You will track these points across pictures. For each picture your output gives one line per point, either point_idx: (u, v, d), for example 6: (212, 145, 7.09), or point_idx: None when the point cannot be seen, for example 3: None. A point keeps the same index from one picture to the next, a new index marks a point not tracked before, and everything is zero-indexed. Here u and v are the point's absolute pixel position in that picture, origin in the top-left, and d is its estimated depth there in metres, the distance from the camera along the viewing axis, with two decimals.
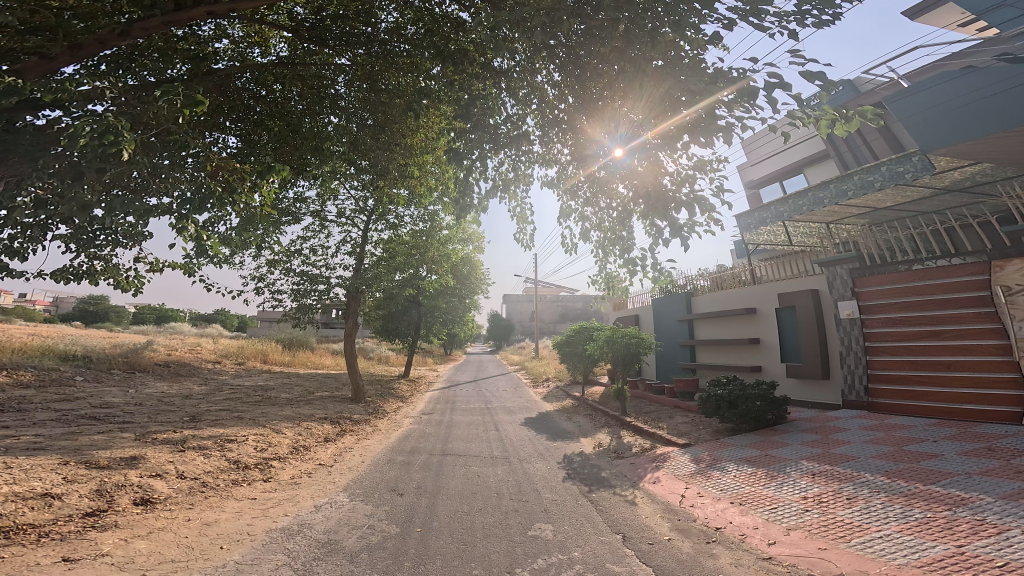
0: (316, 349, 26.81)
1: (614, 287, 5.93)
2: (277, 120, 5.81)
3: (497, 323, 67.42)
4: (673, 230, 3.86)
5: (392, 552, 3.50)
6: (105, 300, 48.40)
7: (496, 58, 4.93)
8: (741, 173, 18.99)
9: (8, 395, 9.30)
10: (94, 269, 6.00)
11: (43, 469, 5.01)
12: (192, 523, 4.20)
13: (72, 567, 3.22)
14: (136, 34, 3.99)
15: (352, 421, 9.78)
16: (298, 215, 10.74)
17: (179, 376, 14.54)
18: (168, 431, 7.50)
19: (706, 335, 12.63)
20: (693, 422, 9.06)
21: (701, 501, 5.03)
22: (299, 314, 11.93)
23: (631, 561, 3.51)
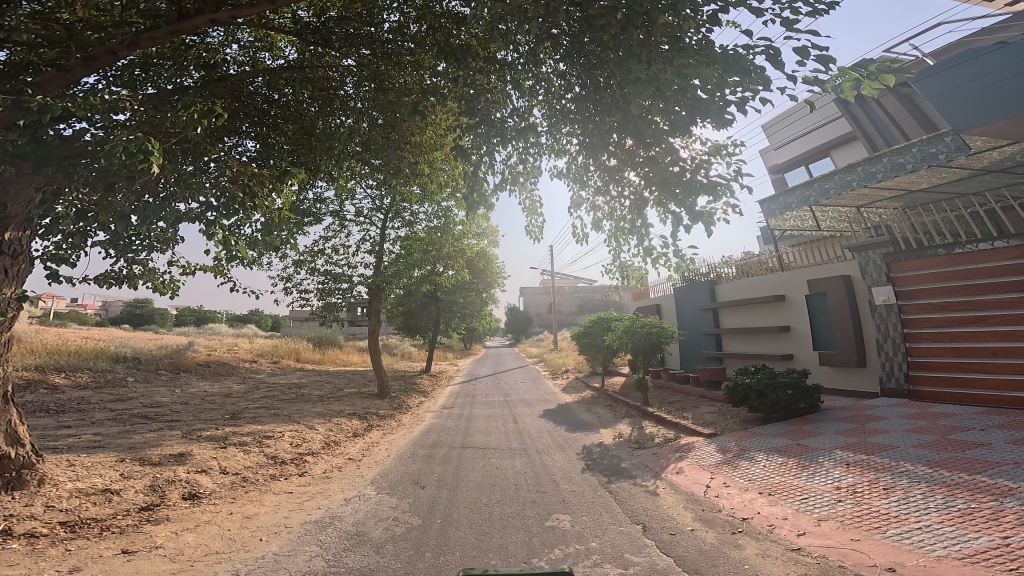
0: (345, 346, 27.40)
1: (630, 275, 5.83)
2: (292, 124, 5.91)
3: (518, 316, 67.45)
4: (693, 218, 3.75)
5: (415, 543, 3.58)
6: (151, 304, 50.55)
7: (501, 51, 4.83)
8: (765, 157, 18.48)
9: (69, 396, 9.84)
10: (134, 274, 6.22)
11: (103, 465, 5.30)
12: (233, 516, 4.36)
13: (130, 559, 3.40)
14: (145, 44, 4.13)
15: (379, 416, 9.98)
16: (319, 215, 10.95)
17: (220, 376, 15.09)
18: (211, 428, 7.80)
19: (731, 323, 12.40)
20: (720, 412, 8.91)
21: (728, 492, 4.96)
22: (325, 313, 12.19)
23: (651, 551, 3.50)
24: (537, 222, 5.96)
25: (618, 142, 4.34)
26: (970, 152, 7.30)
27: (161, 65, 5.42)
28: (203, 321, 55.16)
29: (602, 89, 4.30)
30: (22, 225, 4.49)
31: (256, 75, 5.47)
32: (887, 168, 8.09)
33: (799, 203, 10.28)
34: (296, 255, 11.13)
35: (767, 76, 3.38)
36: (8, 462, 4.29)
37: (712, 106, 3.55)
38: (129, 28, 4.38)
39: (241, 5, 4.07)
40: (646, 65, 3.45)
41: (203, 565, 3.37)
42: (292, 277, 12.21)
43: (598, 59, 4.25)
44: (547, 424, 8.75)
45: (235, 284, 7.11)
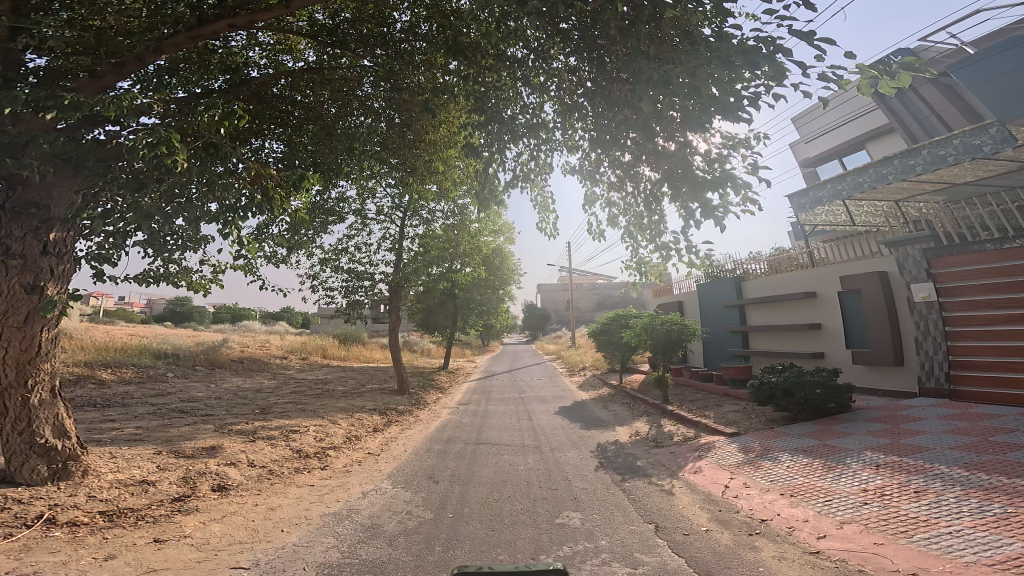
0: (368, 343, 27.91)
1: (647, 272, 5.77)
2: (313, 125, 6.00)
3: (536, 313, 67.38)
4: (708, 213, 3.70)
5: (426, 537, 3.64)
6: (189, 302, 52.40)
7: (511, 48, 4.84)
8: (795, 151, 17.98)
9: (113, 391, 10.32)
10: (170, 273, 6.45)
11: (142, 458, 5.54)
12: (258, 508, 4.50)
13: (161, 547, 3.55)
14: (169, 49, 4.26)
15: (398, 412, 10.14)
16: (341, 214, 11.15)
17: (252, 371, 15.57)
18: (242, 422, 8.07)
19: (758, 321, 12.12)
20: (745, 411, 8.74)
21: (748, 492, 4.87)
22: (349, 310, 12.42)
23: (662, 551, 3.48)
24: (549, 219, 5.96)
25: (632, 136, 4.30)
26: (1018, 143, 7.08)
27: (187, 70, 5.59)
28: (237, 319, 56.91)
29: (613, 84, 4.25)
30: (65, 227, 4.54)
31: (278, 77, 5.59)
32: (926, 160, 7.89)
33: (831, 198, 9.96)
34: (321, 253, 11.40)
35: (786, 67, 3.30)
36: (55, 454, 4.45)
37: (729, 99, 3.50)
38: (157, 33, 4.51)
39: (258, 10, 4.16)
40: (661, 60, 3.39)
41: (226, 554, 3.48)
42: (318, 275, 12.49)
43: (609, 53, 4.20)
44: (562, 421, 8.77)
45: (263, 282, 7.29)
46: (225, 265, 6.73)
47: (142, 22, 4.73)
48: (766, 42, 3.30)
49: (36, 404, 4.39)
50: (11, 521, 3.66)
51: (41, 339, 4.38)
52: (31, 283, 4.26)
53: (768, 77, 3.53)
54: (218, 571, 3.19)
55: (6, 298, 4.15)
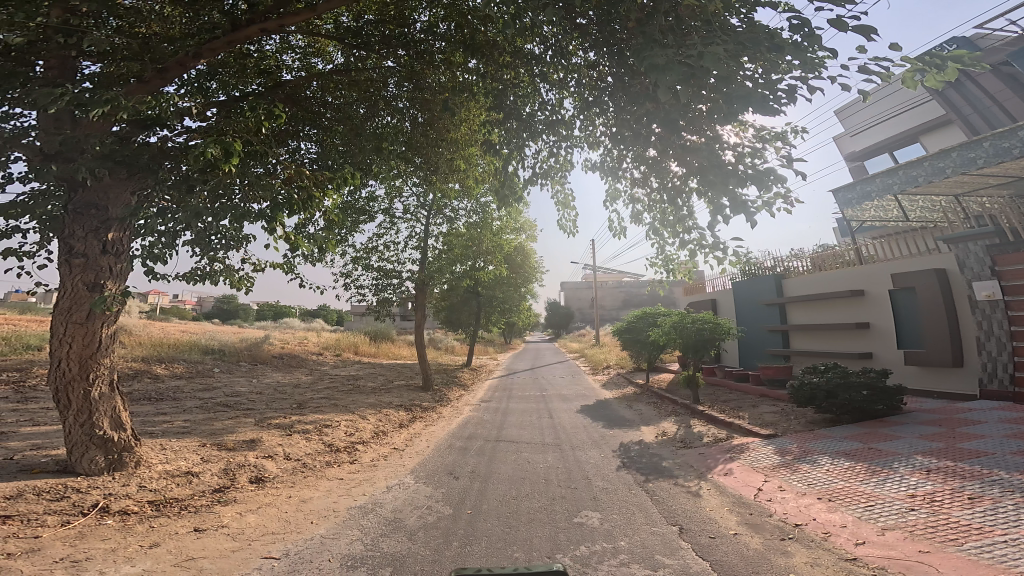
0: (398, 341, 28.39)
1: (675, 269, 5.65)
2: (343, 126, 6.09)
3: (564, 310, 67.08)
4: (735, 207, 3.57)
5: (444, 532, 3.66)
6: (236, 300, 54.82)
7: (527, 44, 4.80)
8: (838, 143, 17.22)
9: (167, 385, 10.89)
10: (214, 271, 6.73)
11: (188, 449, 5.80)
12: (291, 499, 4.65)
13: (200, 536, 3.70)
14: (206, 55, 4.43)
15: (423, 408, 10.29)
16: (371, 213, 11.35)
17: (292, 367, 16.12)
18: (280, 416, 8.37)
19: (801, 320, 11.63)
20: (783, 412, 8.42)
21: (783, 496, 4.69)
22: (379, 307, 12.66)
23: (685, 554, 3.39)
24: (570, 216, 5.93)
25: (653, 130, 4.20)
26: None
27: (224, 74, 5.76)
28: (278, 318, 59.08)
29: (631, 75, 4.16)
30: (124, 228, 4.80)
31: (310, 80, 5.71)
32: None
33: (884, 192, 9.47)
34: (353, 252, 11.66)
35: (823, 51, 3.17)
36: (111, 445, 4.68)
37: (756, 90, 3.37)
38: (196, 42, 4.67)
39: (286, 14, 4.28)
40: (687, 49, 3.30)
41: (259, 543, 3.61)
42: (350, 274, 12.78)
43: (629, 46, 4.09)
44: (585, 419, 8.73)
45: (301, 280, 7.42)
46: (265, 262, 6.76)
47: (183, 31, 4.93)
48: (804, 27, 3.19)
49: (95, 397, 4.57)
50: (69, 509, 3.88)
51: (101, 335, 4.55)
52: (92, 282, 4.47)
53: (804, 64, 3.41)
54: (250, 560, 3.30)
55: (72, 296, 4.41)
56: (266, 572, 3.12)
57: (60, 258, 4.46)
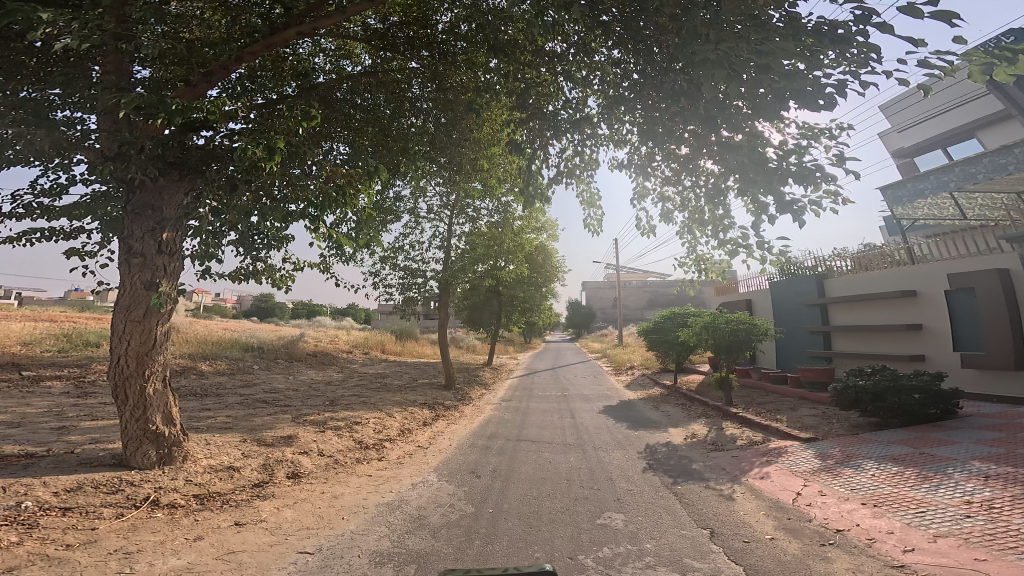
0: (421, 339, 28.70)
1: (710, 269, 5.59)
2: (372, 128, 6.17)
3: (585, 310, 66.72)
4: (780, 206, 3.48)
5: (466, 530, 3.70)
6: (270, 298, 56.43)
7: (549, 43, 4.87)
8: (887, 141, 16.65)
9: (209, 381, 11.29)
10: (258, 271, 6.94)
11: (230, 444, 5.97)
12: (324, 495, 4.74)
13: (241, 530, 3.80)
14: (246, 58, 4.57)
15: (446, 406, 10.38)
16: (398, 213, 11.47)
17: (324, 365, 16.47)
18: (315, 413, 8.56)
19: (845, 321, 11.23)
20: (824, 415, 8.18)
21: (823, 500, 4.48)
22: (405, 306, 12.82)
23: (716, 558, 3.34)
24: (596, 215, 5.99)
25: (684, 127, 4.16)
26: None
27: (263, 77, 5.87)
28: (309, 316, 60.51)
29: (663, 72, 4.10)
30: (177, 227, 4.93)
31: (340, 81, 5.81)
32: None
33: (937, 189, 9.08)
34: (381, 252, 11.83)
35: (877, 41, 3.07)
36: (163, 439, 4.84)
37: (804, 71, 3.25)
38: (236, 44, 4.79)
39: (320, 17, 4.43)
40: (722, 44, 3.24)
41: (295, 538, 3.69)
42: (379, 273, 12.95)
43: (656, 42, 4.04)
44: (609, 420, 8.69)
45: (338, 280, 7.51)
46: (304, 262, 6.84)
47: (222, 34, 5.10)
48: (869, 17, 3.12)
49: (150, 393, 4.73)
50: (122, 502, 4.04)
51: (157, 333, 4.69)
52: (149, 281, 4.62)
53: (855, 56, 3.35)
54: (286, 555, 3.38)
55: (131, 295, 4.57)
56: (300, 567, 3.19)
57: (120, 258, 4.65)
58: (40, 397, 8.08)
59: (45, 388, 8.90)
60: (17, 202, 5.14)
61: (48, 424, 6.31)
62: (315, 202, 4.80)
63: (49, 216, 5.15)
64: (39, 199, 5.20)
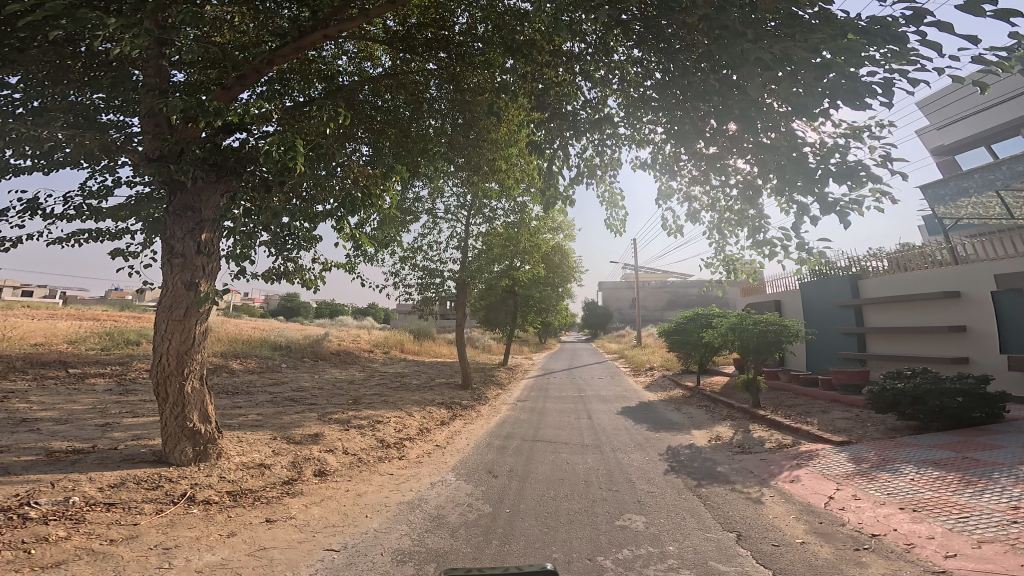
0: (438, 339, 28.88)
1: (739, 271, 5.54)
2: (392, 129, 6.25)
3: (601, 311, 66.38)
4: (822, 206, 3.40)
5: (484, 530, 3.72)
6: (297, 297, 57.50)
7: (567, 43, 4.90)
8: (926, 139, 16.23)
9: (239, 379, 11.53)
10: (289, 271, 7.08)
11: (261, 442, 6.10)
12: (349, 493, 4.80)
13: (271, 527, 3.86)
14: (278, 61, 4.65)
15: (463, 406, 10.42)
16: (417, 213, 11.55)
17: (347, 364, 16.70)
18: (339, 411, 8.68)
19: (882, 322, 10.89)
20: (857, 418, 7.99)
21: (858, 505, 4.38)
22: (423, 306, 12.92)
23: (742, 561, 3.30)
24: (617, 215, 6.02)
25: (716, 127, 4.07)
26: None
27: (292, 81, 5.96)
28: (332, 316, 61.44)
29: (690, 73, 4.05)
30: (215, 229, 5.07)
31: (362, 83, 5.87)
32: None
33: None
34: (401, 252, 11.93)
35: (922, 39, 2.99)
36: (199, 436, 4.94)
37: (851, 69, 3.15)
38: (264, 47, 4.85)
39: (346, 20, 4.51)
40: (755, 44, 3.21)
41: (321, 536, 3.75)
42: (399, 273, 13.08)
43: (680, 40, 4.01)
44: (629, 421, 8.62)
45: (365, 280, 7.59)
46: (334, 262, 6.91)
47: (252, 39, 5.22)
48: (923, 17, 3.02)
49: (189, 391, 4.84)
50: (162, 497, 4.15)
51: (196, 331, 4.80)
52: (189, 280, 4.75)
53: (900, 55, 3.26)
54: (313, 552, 3.44)
55: (172, 295, 4.69)
56: (326, 564, 3.24)
57: (164, 258, 4.79)
58: (85, 394, 8.37)
59: (89, 385, 9.22)
60: (69, 204, 5.34)
61: (93, 421, 6.53)
62: (345, 203, 4.86)
63: (98, 218, 5.32)
64: (88, 200, 5.38)
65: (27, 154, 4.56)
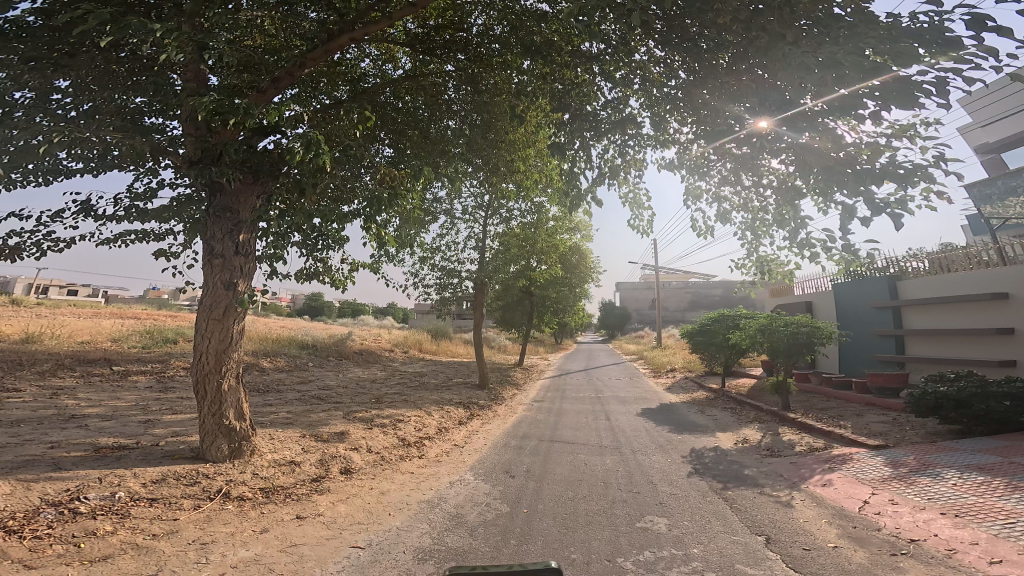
0: (455, 339, 29.00)
1: (773, 272, 5.45)
2: (413, 131, 6.31)
3: (617, 312, 65.90)
4: (871, 209, 3.19)
5: (502, 529, 3.72)
6: (322, 296, 58.49)
7: (585, 43, 4.86)
8: (969, 137, 15.76)
9: (270, 377, 11.73)
10: (319, 272, 7.20)
11: (291, 439, 6.20)
12: (373, 491, 4.85)
13: (302, 523, 3.92)
14: (307, 65, 4.74)
15: (480, 406, 10.43)
16: (435, 214, 11.60)
17: (369, 363, 16.88)
18: (362, 410, 8.77)
19: (922, 324, 10.57)
20: (895, 421, 7.78)
21: (895, 509, 4.28)
22: (440, 306, 13.01)
23: (771, 564, 3.25)
24: (642, 216, 5.99)
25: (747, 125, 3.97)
26: None
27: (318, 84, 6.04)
28: (355, 316, 62.35)
29: (721, 73, 3.92)
30: (253, 229, 5.14)
31: (386, 85, 5.91)
32: None
33: None
34: (421, 253, 12.02)
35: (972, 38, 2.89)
36: (235, 434, 5.04)
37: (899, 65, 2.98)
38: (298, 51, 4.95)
39: (370, 24, 4.56)
40: (792, 44, 3.16)
41: (348, 533, 3.80)
42: (418, 273, 13.18)
43: (704, 39, 3.96)
44: (650, 423, 8.55)
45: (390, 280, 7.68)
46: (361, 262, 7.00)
47: (281, 43, 5.33)
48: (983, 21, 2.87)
49: (228, 388, 4.95)
50: (199, 493, 4.24)
51: (234, 331, 4.91)
52: (228, 281, 4.85)
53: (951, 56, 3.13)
54: (340, 549, 3.48)
55: (213, 294, 4.80)
56: (352, 561, 3.27)
57: (204, 259, 4.91)
58: (127, 391, 8.64)
59: (132, 382, 9.50)
60: (119, 205, 5.51)
61: (136, 417, 6.72)
62: (374, 203, 4.90)
63: (145, 219, 5.48)
64: (135, 202, 5.54)
65: (81, 157, 4.73)
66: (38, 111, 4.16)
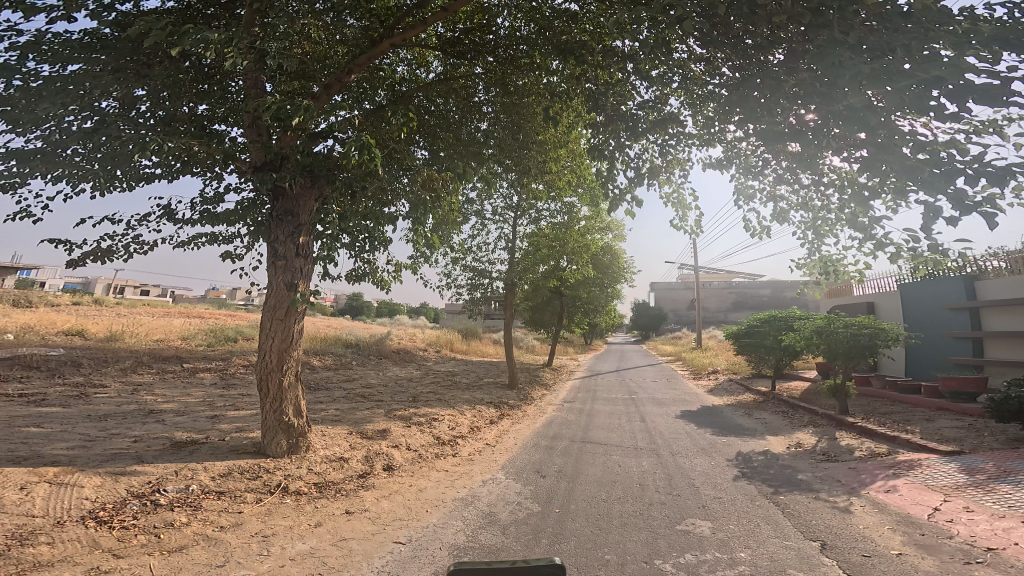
0: (484, 339, 29.10)
1: (835, 271, 5.26)
2: (446, 134, 6.29)
3: (648, 313, 64.89)
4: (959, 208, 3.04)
5: (534, 528, 3.73)
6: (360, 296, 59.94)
7: (618, 42, 4.76)
8: None
9: (321, 375, 12.03)
10: (368, 273, 7.36)
11: (340, 436, 6.35)
12: (412, 488, 4.94)
13: (351, 518, 4.02)
14: (353, 73, 4.87)
15: (511, 406, 10.44)
16: (468, 215, 11.68)
17: (405, 362, 17.14)
18: (401, 408, 8.91)
19: (1003, 326, 10.01)
20: (971, 427, 7.35)
21: (970, 517, 4.07)
22: (472, 306, 13.11)
23: (826, 570, 3.15)
24: (686, 216, 5.88)
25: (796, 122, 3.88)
26: None
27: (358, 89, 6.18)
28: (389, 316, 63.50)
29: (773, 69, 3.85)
30: (311, 232, 5.31)
31: (418, 90, 5.98)
32: None
33: None
34: (454, 254, 12.13)
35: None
36: (293, 430, 5.20)
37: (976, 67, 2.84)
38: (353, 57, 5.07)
39: (408, 30, 4.62)
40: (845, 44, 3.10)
41: (391, 529, 3.87)
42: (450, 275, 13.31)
43: (749, 34, 3.88)
44: (692, 425, 8.40)
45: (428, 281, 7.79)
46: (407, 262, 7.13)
47: (323, 50, 5.48)
48: None
49: (287, 386, 5.11)
50: (261, 487, 4.40)
51: (295, 330, 5.06)
52: (290, 282, 5.01)
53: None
54: (384, 544, 3.55)
55: (276, 295, 4.97)
56: (395, 557, 3.33)
57: (268, 261, 5.11)
58: (196, 387, 9.07)
59: (199, 378, 9.97)
60: (195, 210, 5.78)
61: (205, 413, 7.03)
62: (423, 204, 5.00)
63: (217, 222, 5.72)
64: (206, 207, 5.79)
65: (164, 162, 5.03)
66: (124, 119, 4.43)
